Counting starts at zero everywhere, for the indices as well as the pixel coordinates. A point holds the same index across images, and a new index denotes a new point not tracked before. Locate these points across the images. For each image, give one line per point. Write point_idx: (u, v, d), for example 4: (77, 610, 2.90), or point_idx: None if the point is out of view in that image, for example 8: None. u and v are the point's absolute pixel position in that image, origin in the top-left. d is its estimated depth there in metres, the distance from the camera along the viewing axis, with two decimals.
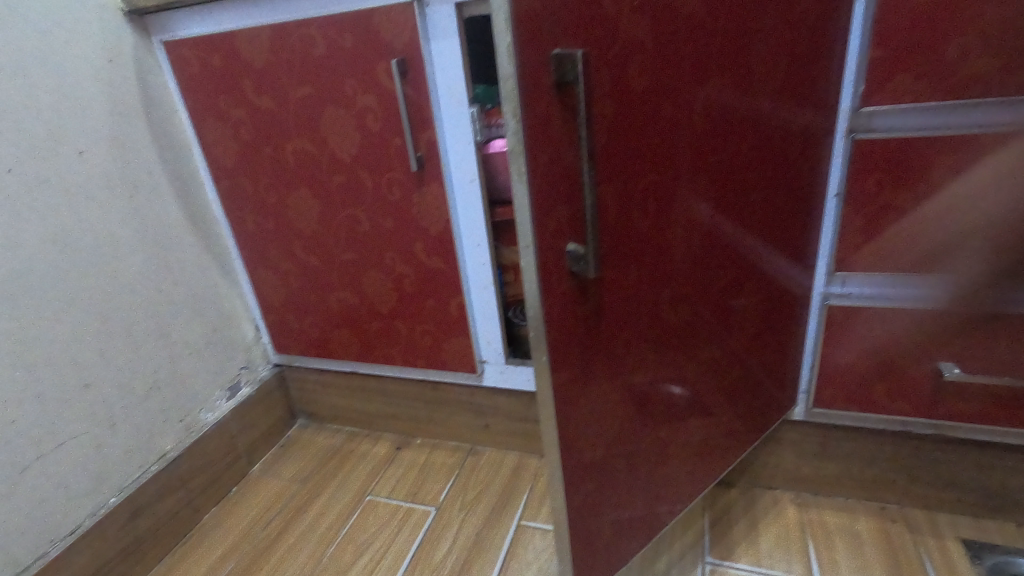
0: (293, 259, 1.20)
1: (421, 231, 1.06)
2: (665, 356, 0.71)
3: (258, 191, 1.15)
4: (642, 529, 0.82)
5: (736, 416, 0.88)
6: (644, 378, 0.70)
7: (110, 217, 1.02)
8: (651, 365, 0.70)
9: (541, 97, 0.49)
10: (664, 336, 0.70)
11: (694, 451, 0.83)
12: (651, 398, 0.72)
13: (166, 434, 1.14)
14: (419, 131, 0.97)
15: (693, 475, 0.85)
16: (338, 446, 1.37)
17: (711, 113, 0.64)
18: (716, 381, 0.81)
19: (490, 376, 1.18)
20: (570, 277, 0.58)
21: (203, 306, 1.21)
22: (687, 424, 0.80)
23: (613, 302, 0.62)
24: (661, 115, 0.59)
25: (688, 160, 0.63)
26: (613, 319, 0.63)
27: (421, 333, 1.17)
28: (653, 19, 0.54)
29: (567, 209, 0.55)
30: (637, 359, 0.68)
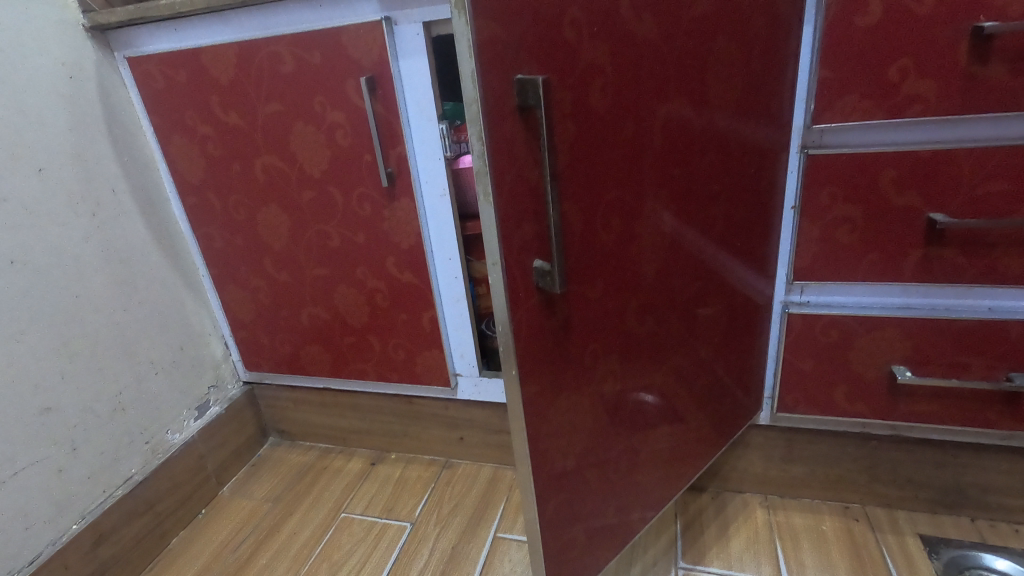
0: (263, 275, 1.18)
1: (392, 247, 1.06)
2: (632, 366, 0.73)
3: (226, 207, 1.14)
4: (615, 537, 0.83)
5: (705, 421, 0.90)
6: (614, 387, 0.72)
7: (71, 235, 1.00)
8: (620, 376, 0.72)
9: (505, 118, 0.51)
10: (632, 346, 0.72)
11: (664, 457, 0.85)
12: (620, 408, 0.74)
13: (131, 456, 1.11)
14: (388, 148, 0.98)
15: (664, 482, 0.87)
16: (311, 463, 1.35)
17: (671, 131, 0.66)
18: (684, 388, 0.83)
19: (464, 389, 1.19)
20: (538, 292, 0.59)
21: (169, 324, 1.19)
22: (657, 431, 0.82)
23: (580, 316, 0.64)
24: (622, 134, 0.61)
25: (650, 177, 0.66)
26: (581, 332, 0.65)
27: (394, 348, 1.16)
28: (612, 43, 0.57)
29: (533, 226, 0.56)
30: (605, 369, 0.70)
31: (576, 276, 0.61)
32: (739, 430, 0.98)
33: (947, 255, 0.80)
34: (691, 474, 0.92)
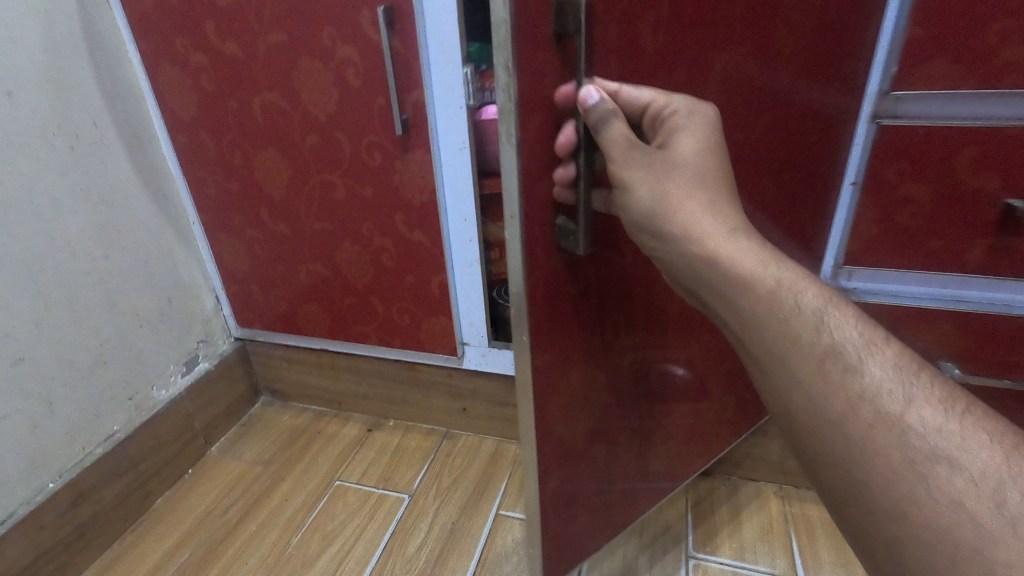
0: (259, 226, 1.09)
1: (402, 203, 0.97)
2: (655, 339, 0.69)
3: (220, 150, 1.04)
4: (616, 523, 0.78)
5: (725, 411, 0.85)
6: (635, 363, 0.68)
7: (44, 169, 0.90)
8: (642, 352, 0.68)
9: (538, 49, 0.45)
10: (657, 320, 0.68)
11: (680, 444, 0.81)
12: (637, 385, 0.70)
13: (113, 413, 1.04)
14: (405, 92, 0.87)
15: (681, 466, 0.83)
16: (305, 427, 1.29)
17: (732, 82, 0.60)
18: (707, 373, 0.79)
19: (470, 359, 1.12)
20: (559, 252, 0.55)
21: (156, 274, 1.10)
22: (675, 415, 0.77)
23: (602, 283, 0.60)
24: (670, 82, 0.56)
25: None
26: (601, 297, 0.60)
27: (398, 312, 1.09)
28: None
29: (549, 182, 0.51)
30: (627, 341, 0.66)
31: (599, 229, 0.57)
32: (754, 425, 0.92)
33: (1018, 249, 0.72)
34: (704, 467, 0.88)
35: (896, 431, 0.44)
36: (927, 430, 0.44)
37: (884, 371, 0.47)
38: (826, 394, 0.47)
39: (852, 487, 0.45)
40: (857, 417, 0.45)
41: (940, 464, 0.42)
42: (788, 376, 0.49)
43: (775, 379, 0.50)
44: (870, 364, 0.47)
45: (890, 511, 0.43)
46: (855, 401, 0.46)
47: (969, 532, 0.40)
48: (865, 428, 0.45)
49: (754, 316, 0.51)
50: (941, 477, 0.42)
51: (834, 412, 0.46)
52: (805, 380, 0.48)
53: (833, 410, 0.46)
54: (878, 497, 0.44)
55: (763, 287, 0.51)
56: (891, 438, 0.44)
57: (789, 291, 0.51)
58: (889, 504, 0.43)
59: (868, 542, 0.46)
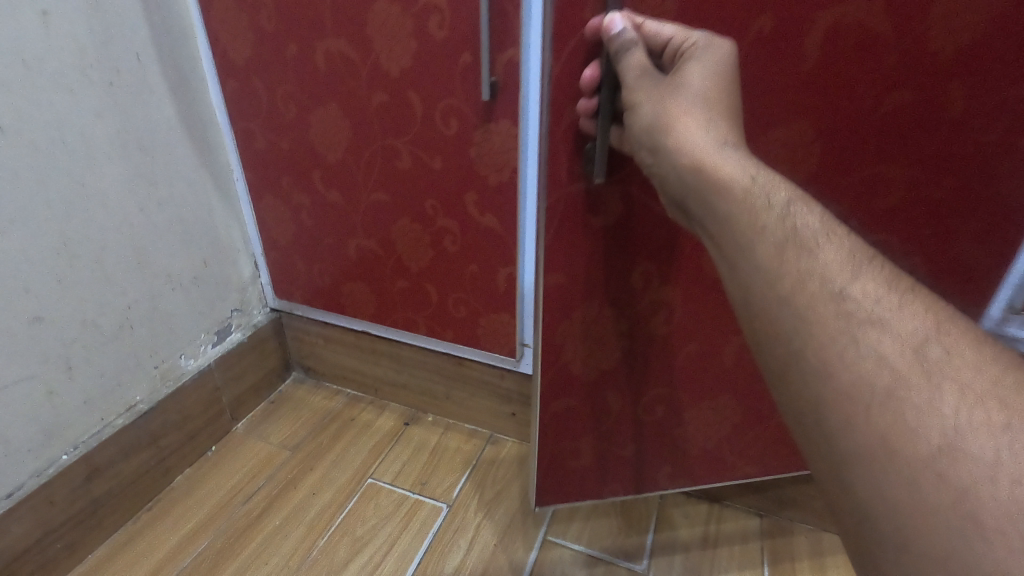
0: (309, 191, 0.98)
1: (475, 181, 0.84)
2: (684, 311, 0.81)
3: (273, 102, 0.92)
4: (603, 451, 0.95)
5: (754, 423, 0.88)
6: (660, 317, 0.81)
7: (78, 106, 0.79)
8: (671, 316, 0.81)
9: None
10: (688, 292, 0.79)
11: (695, 420, 0.90)
12: (654, 339, 0.84)
13: (137, 382, 0.95)
14: (497, 49, 0.73)
15: (707, 442, 0.92)
16: (338, 412, 1.19)
17: (841, 38, 0.58)
18: (743, 378, 0.84)
19: (528, 361, 1.00)
20: (582, 175, 0.72)
21: (193, 233, 1.00)
22: (689, 391, 0.87)
23: (631, 229, 0.75)
24: (742, 40, 0.61)
25: (780, 83, 0.62)
26: (620, 231, 0.75)
27: (454, 303, 0.97)
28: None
29: (573, 112, 0.68)
30: (658, 300, 0.80)
31: (636, 189, 0.73)
32: (785, 472, 0.92)
33: None
34: (717, 470, 0.95)
35: (842, 311, 0.43)
36: (866, 302, 0.43)
37: (838, 263, 0.46)
38: (782, 277, 0.46)
39: (785, 358, 0.44)
40: (807, 296, 0.44)
41: (875, 340, 0.41)
42: (747, 265, 0.48)
43: (734, 267, 0.49)
44: (826, 254, 0.46)
45: (820, 376, 0.42)
46: (806, 285, 0.45)
47: (898, 400, 0.39)
48: (809, 308, 0.44)
49: (725, 213, 0.50)
50: (875, 356, 0.41)
51: (784, 292, 0.45)
52: (766, 267, 0.47)
53: (783, 292, 0.45)
54: (813, 370, 0.42)
55: (735, 181, 0.50)
56: (836, 317, 0.43)
57: (760, 188, 0.50)
58: (823, 377, 0.42)
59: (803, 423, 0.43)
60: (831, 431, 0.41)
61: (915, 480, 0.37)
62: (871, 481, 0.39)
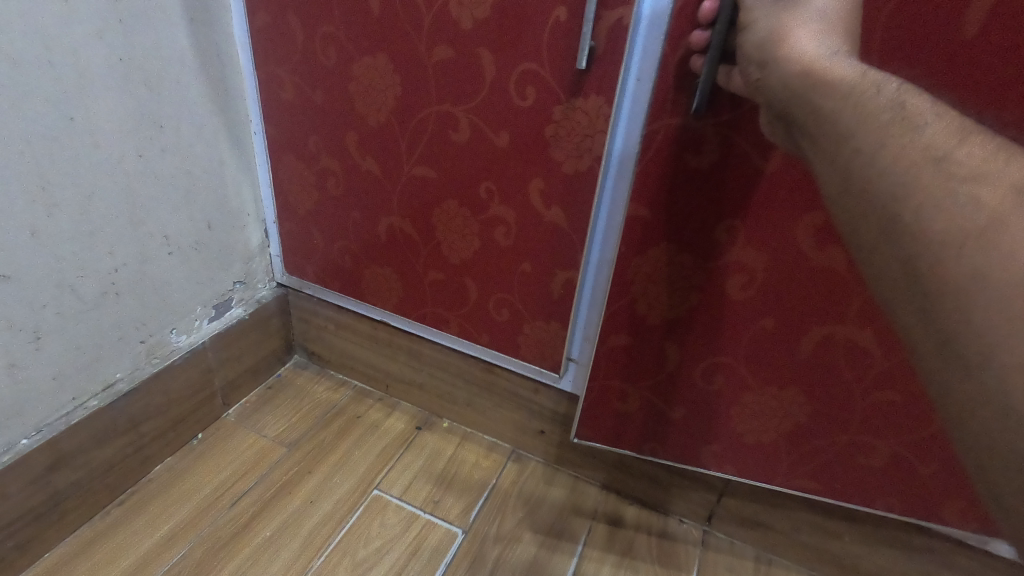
0: (340, 155, 0.83)
1: (546, 166, 0.70)
2: (761, 287, 0.67)
3: (310, 46, 0.77)
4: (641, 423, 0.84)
5: (826, 431, 0.73)
6: (733, 287, 0.68)
7: (73, 20, 0.64)
8: (750, 281, 0.67)
9: None
10: (773, 256, 0.65)
11: (756, 416, 0.77)
12: (717, 307, 0.70)
13: (118, 357, 0.81)
14: (603, 7, 0.59)
15: (756, 446, 0.79)
16: (342, 406, 1.06)
17: (1010, 19, 0.47)
18: (827, 378, 0.70)
19: (571, 378, 0.87)
20: (681, 132, 0.62)
21: (199, 190, 0.85)
22: (757, 377, 0.74)
23: (723, 178, 0.62)
24: (882, 10, 0.50)
25: (920, 63, 0.51)
26: (709, 183, 0.63)
27: (496, 304, 0.84)
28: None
29: (683, 57, 0.58)
30: (733, 262, 0.67)
31: (740, 135, 0.60)
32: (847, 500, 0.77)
33: None
34: (764, 476, 0.81)
35: (964, 199, 0.35)
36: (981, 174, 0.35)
37: (974, 159, 0.36)
38: (911, 177, 0.37)
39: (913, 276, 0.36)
40: (928, 189, 0.36)
41: (1004, 226, 0.33)
42: (857, 165, 0.39)
43: (844, 172, 0.40)
44: (958, 157, 0.36)
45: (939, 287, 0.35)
46: (933, 177, 0.36)
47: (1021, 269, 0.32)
48: (937, 208, 0.35)
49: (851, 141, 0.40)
50: (1008, 239, 0.33)
51: (911, 187, 0.36)
52: (880, 168, 0.38)
53: (913, 194, 0.36)
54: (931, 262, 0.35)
55: (852, 84, 0.41)
56: (965, 217, 0.34)
57: (887, 90, 0.40)
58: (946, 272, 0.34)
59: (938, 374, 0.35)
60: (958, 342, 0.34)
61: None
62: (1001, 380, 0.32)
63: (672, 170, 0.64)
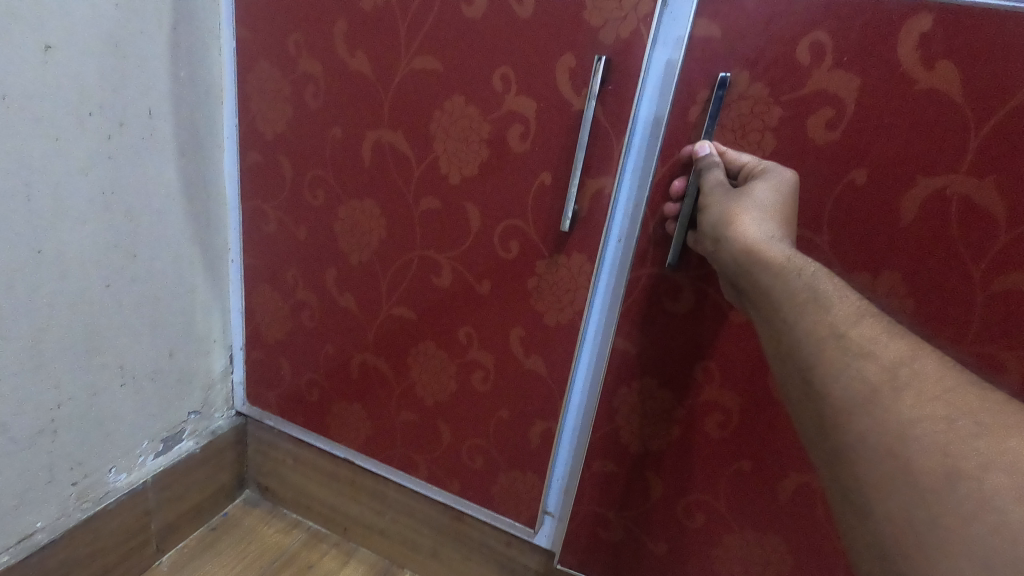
0: (317, 289, 0.82)
1: (527, 316, 0.70)
2: (738, 427, 0.64)
3: (299, 186, 0.78)
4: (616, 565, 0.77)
5: None
6: (709, 422, 0.65)
7: (61, 157, 0.64)
8: (727, 420, 0.64)
9: (688, 110, 0.57)
10: (748, 396, 0.62)
11: (738, 565, 0.69)
12: (694, 446, 0.67)
13: (44, 503, 0.73)
14: (586, 176, 0.62)
15: None
16: (291, 554, 0.95)
17: (941, 209, 0.51)
18: (812, 529, 0.64)
19: (547, 534, 0.80)
20: (656, 284, 0.63)
21: (165, 319, 0.82)
22: (737, 520, 0.67)
23: (698, 325, 0.62)
24: (837, 196, 0.54)
25: (873, 241, 0.54)
26: (682, 329, 0.63)
27: (469, 450, 0.80)
28: (876, 77, 0.50)
29: (659, 220, 0.61)
30: (708, 400, 0.64)
31: (712, 288, 0.60)
32: None
33: None
34: None
35: (873, 372, 0.39)
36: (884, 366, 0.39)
37: (873, 333, 0.41)
38: (839, 377, 0.40)
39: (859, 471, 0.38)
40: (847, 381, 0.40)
41: (906, 393, 0.38)
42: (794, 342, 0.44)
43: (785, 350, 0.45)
44: (861, 332, 0.41)
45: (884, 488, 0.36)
46: (846, 351, 0.41)
47: (932, 437, 0.36)
48: (857, 379, 0.39)
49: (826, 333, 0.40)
50: (909, 406, 0.37)
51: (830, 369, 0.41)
52: (807, 342, 0.42)
53: (844, 386, 0.40)
54: (861, 432, 0.38)
55: (785, 268, 0.45)
56: (878, 383, 0.38)
57: (810, 272, 0.44)
58: (874, 441, 0.37)
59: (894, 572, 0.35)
60: (912, 523, 0.34)
61: (963, 519, 0.33)
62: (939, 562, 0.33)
63: (649, 320, 0.64)
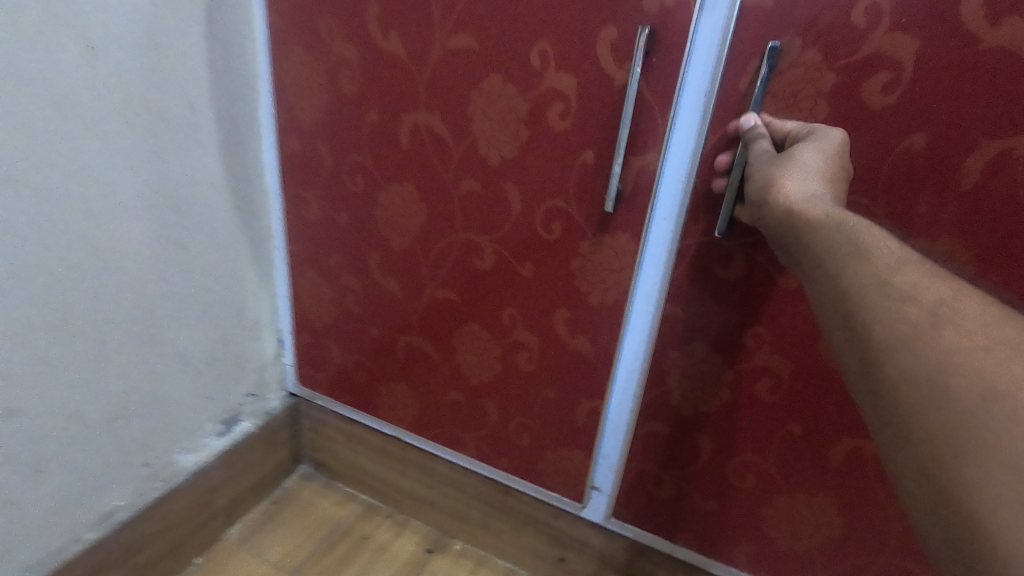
0: (361, 274, 0.84)
1: (572, 297, 0.69)
2: (790, 394, 0.63)
3: (338, 174, 0.79)
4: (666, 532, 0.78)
5: (863, 549, 0.65)
6: (758, 389, 0.64)
7: (112, 158, 0.65)
8: (777, 387, 0.63)
9: (737, 81, 0.54)
10: (800, 362, 0.61)
11: (789, 528, 0.69)
12: (744, 414, 0.66)
13: (120, 484, 0.77)
14: (630, 153, 0.60)
15: (789, 563, 0.71)
16: (349, 525, 0.99)
17: (1010, 176, 0.48)
18: (865, 494, 0.63)
19: (596, 508, 0.81)
20: (704, 259, 0.61)
21: (217, 308, 0.84)
22: (787, 487, 0.67)
23: (748, 295, 0.60)
24: (895, 164, 0.51)
25: (928, 210, 0.51)
26: (731, 299, 0.61)
27: (516, 429, 0.81)
28: (938, 36, 0.47)
29: (707, 196, 0.59)
30: (758, 369, 0.63)
31: (763, 257, 0.59)
32: None
33: None
34: None
35: (916, 313, 0.38)
36: (939, 324, 0.37)
37: (920, 281, 0.39)
38: (890, 332, 0.38)
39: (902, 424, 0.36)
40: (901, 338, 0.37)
41: (946, 328, 0.37)
42: (845, 303, 0.41)
43: (830, 299, 0.42)
44: (907, 278, 0.39)
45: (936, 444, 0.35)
46: (889, 297, 0.39)
47: (971, 363, 0.35)
48: (900, 328, 0.38)
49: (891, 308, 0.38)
50: (951, 342, 0.36)
51: (881, 323, 0.38)
52: (854, 294, 0.40)
53: (892, 341, 0.38)
54: (901, 366, 0.37)
55: (833, 226, 0.42)
56: (920, 324, 0.37)
57: (860, 229, 0.42)
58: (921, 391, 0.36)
59: (941, 507, 0.34)
60: (949, 439, 0.34)
61: (994, 437, 0.33)
62: (972, 475, 0.33)
63: (697, 293, 0.63)
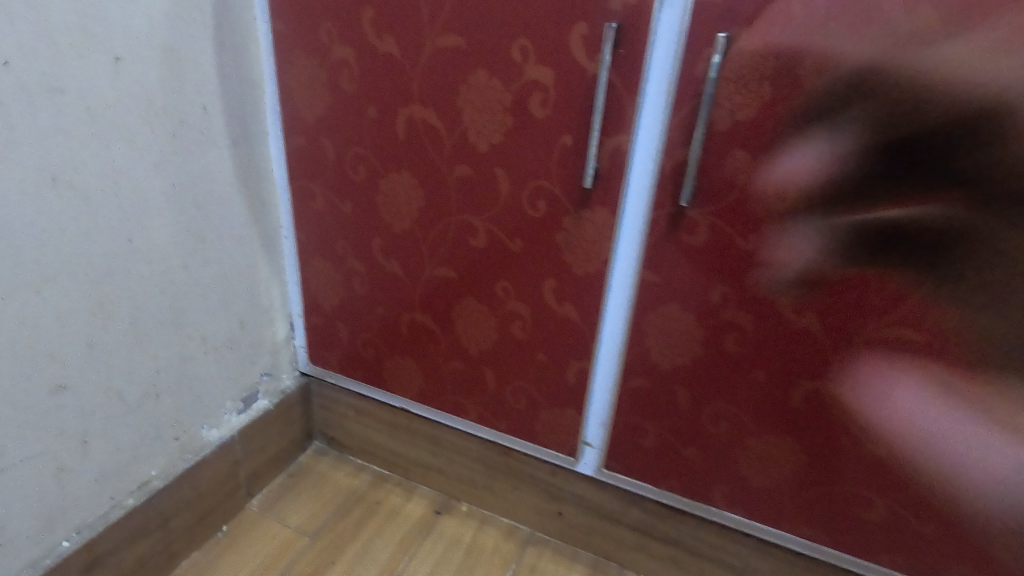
0: (365, 258, 0.91)
1: (558, 267, 0.77)
2: (753, 346, 0.71)
3: (341, 166, 0.86)
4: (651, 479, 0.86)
5: (823, 480, 0.74)
6: (724, 342, 0.72)
7: (139, 157, 0.72)
8: (742, 340, 0.71)
9: (694, 68, 0.61)
10: (760, 316, 0.69)
11: (759, 467, 0.77)
12: (714, 366, 0.74)
13: (154, 455, 0.85)
14: (604, 136, 0.68)
15: (760, 499, 0.79)
16: (362, 492, 1.07)
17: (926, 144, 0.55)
18: (821, 431, 0.71)
19: (588, 462, 0.90)
20: (673, 228, 0.69)
21: (234, 294, 0.91)
22: (755, 430, 0.75)
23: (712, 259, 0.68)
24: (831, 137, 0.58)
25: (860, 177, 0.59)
26: (698, 263, 0.69)
27: (512, 393, 0.89)
28: (861, 24, 0.54)
29: (673, 171, 0.66)
30: (725, 325, 0.71)
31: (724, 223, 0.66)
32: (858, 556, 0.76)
33: None
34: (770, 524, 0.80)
35: None
36: None
37: None
38: None
39: None
40: None
41: None
42: None
43: None
44: None
45: None
46: None
47: None
48: None
49: None
50: None
51: None
52: None
53: None
54: None
55: None
56: None
57: None
58: None
59: None
60: None
61: None
62: None
63: (668, 259, 0.71)
